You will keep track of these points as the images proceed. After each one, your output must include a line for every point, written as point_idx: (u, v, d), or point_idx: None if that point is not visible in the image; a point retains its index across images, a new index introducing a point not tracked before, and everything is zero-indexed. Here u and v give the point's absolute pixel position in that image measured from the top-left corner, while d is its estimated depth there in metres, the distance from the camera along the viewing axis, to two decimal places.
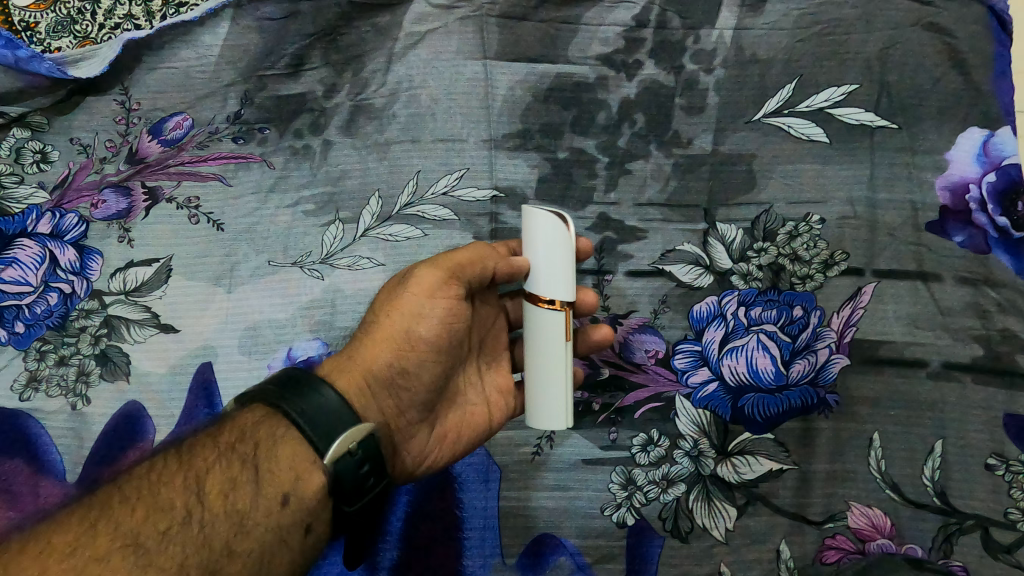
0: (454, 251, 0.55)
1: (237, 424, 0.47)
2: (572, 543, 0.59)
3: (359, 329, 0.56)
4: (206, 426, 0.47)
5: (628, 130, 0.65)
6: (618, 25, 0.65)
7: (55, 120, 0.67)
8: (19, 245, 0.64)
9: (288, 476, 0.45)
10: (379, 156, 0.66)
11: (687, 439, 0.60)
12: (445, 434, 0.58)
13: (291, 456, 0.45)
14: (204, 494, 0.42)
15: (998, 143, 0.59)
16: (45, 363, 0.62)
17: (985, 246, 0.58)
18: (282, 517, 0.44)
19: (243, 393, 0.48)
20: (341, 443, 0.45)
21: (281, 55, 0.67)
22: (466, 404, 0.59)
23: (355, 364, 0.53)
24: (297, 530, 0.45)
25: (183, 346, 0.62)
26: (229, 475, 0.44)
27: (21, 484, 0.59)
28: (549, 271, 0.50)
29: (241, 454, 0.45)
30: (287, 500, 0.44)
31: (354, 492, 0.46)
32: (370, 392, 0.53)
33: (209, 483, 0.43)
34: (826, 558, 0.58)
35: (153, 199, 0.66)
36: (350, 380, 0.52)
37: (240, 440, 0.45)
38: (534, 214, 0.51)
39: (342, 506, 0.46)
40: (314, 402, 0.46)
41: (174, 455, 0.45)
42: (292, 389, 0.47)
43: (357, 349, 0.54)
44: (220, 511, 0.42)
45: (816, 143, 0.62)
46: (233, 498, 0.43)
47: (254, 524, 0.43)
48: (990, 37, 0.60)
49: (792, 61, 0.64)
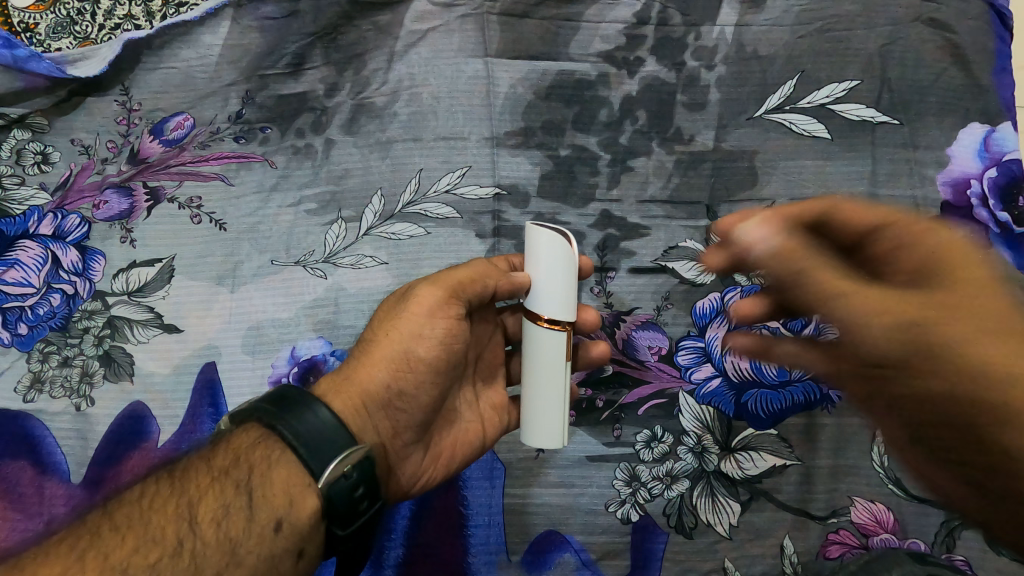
0: (453, 271, 0.54)
1: (231, 446, 0.44)
2: (577, 539, 0.59)
3: (356, 346, 0.54)
4: (201, 447, 0.45)
5: (629, 127, 0.65)
6: (619, 23, 0.66)
7: (55, 121, 0.67)
8: (21, 246, 0.63)
9: (282, 501, 0.42)
10: (381, 154, 0.66)
11: (691, 435, 0.60)
12: (438, 452, 0.57)
13: (286, 480, 0.43)
14: (196, 522, 0.40)
15: (999, 138, 0.60)
16: (48, 364, 0.61)
17: (986, 240, 0.58)
18: (275, 544, 0.42)
19: (236, 412, 0.46)
20: (336, 465, 0.43)
21: (282, 55, 0.67)
22: (460, 421, 0.59)
23: (352, 384, 0.51)
24: (290, 557, 0.42)
25: (187, 346, 0.62)
26: (223, 501, 0.41)
27: (25, 485, 0.57)
28: (549, 291, 0.50)
29: (235, 479, 0.42)
30: (281, 526, 0.42)
31: (347, 516, 0.44)
32: (367, 413, 0.50)
33: (202, 509, 0.41)
34: (829, 553, 0.57)
35: (155, 200, 0.66)
36: (347, 401, 0.50)
37: (234, 463, 0.43)
38: (537, 232, 0.50)
39: (334, 529, 0.44)
40: (310, 424, 0.44)
41: (167, 479, 0.42)
42: (288, 409, 0.44)
43: (355, 368, 0.52)
44: (212, 540, 0.40)
45: (818, 138, 0.63)
46: (225, 525, 0.41)
47: (246, 552, 0.41)
48: (990, 33, 0.61)
49: (792, 57, 0.64)
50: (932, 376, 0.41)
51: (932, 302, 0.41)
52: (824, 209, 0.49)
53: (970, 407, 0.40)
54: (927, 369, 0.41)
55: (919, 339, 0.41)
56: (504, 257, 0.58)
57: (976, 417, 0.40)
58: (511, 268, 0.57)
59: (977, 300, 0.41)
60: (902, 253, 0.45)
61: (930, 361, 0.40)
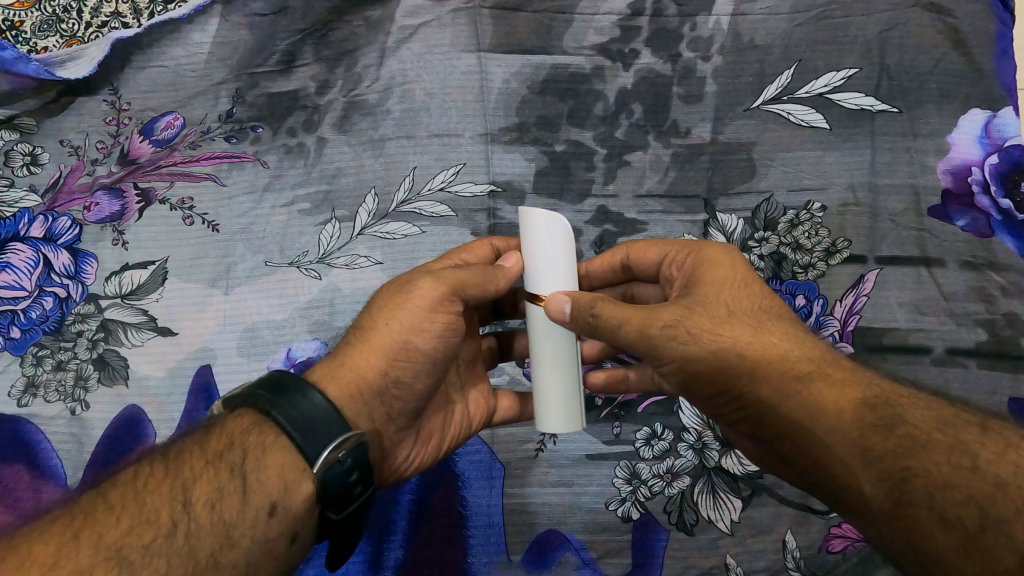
0: (459, 268, 0.52)
1: (225, 430, 0.42)
2: (577, 538, 0.59)
3: (349, 331, 0.51)
4: (194, 431, 0.43)
5: (625, 121, 0.64)
6: (614, 14, 0.65)
7: (43, 121, 0.66)
8: (12, 249, 0.62)
9: (276, 485, 0.41)
10: (374, 152, 0.65)
11: (691, 432, 0.60)
12: (428, 436, 0.56)
13: (281, 464, 0.41)
14: (190, 504, 0.38)
15: (1001, 124, 0.59)
16: (42, 368, 0.60)
17: (988, 229, 0.58)
18: (269, 528, 0.40)
19: (230, 396, 0.44)
20: (330, 451, 0.41)
21: (272, 52, 0.66)
22: (450, 405, 0.58)
23: (347, 371, 0.48)
24: (283, 541, 0.41)
25: (182, 348, 0.61)
26: (218, 484, 0.39)
27: (20, 490, 0.56)
28: (550, 271, 0.50)
29: (230, 462, 0.41)
30: (275, 510, 0.40)
31: (340, 501, 0.43)
32: (362, 399, 0.48)
33: (197, 491, 0.39)
34: (832, 547, 0.57)
35: (147, 201, 0.65)
36: (342, 387, 0.48)
37: (229, 447, 0.41)
38: (531, 215, 0.50)
39: (328, 513, 0.43)
40: (303, 409, 0.42)
41: (162, 462, 0.40)
42: (281, 395, 0.43)
43: (350, 353, 0.49)
44: (207, 522, 0.38)
45: (816, 129, 0.62)
46: (220, 508, 0.39)
47: (240, 535, 0.39)
48: (990, 16, 0.60)
49: (790, 46, 0.63)
50: (716, 370, 0.44)
51: (688, 305, 0.47)
52: (619, 258, 0.58)
53: (750, 386, 0.43)
54: (702, 365, 0.45)
55: (690, 338, 0.45)
56: (489, 241, 0.59)
57: (750, 393, 0.43)
58: (495, 252, 0.59)
59: (723, 296, 0.48)
60: (680, 272, 0.53)
61: (706, 351, 0.45)
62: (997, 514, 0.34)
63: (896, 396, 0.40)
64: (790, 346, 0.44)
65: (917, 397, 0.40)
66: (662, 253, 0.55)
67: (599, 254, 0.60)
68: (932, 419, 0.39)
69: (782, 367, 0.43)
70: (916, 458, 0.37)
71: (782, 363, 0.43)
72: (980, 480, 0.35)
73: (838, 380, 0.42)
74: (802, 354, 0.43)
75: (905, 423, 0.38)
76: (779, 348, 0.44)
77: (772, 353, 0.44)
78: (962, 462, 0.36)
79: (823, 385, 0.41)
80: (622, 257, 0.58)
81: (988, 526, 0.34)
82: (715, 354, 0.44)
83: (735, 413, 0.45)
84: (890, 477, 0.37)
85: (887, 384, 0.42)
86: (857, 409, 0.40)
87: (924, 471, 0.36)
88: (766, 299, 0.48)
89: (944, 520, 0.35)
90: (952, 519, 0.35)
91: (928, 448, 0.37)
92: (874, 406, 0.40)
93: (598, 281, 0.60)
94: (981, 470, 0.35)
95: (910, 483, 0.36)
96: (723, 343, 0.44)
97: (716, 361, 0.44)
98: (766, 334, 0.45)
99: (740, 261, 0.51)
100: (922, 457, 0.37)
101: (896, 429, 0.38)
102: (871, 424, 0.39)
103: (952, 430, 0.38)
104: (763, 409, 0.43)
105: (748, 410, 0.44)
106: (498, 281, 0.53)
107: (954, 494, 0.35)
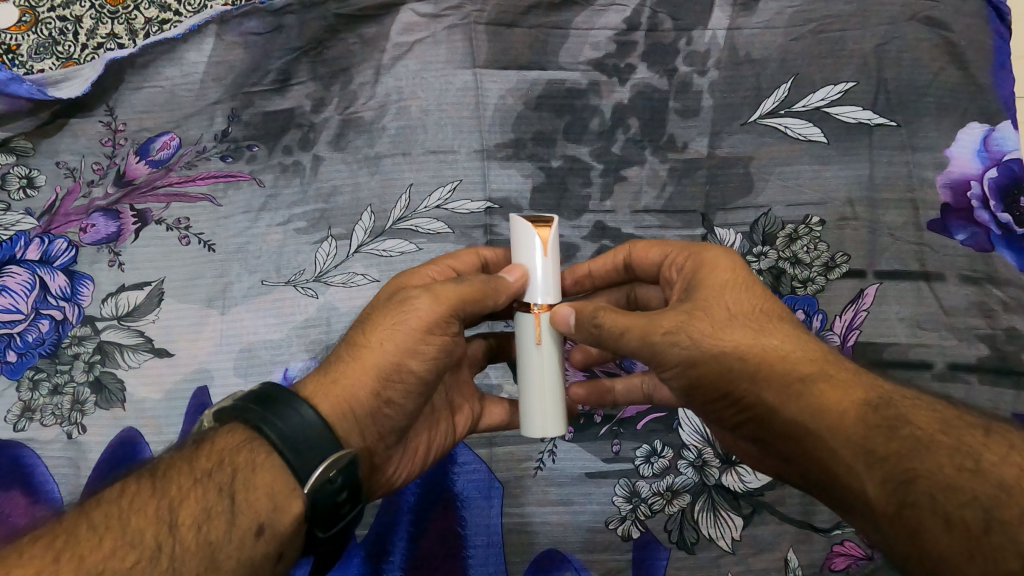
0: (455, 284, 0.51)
1: (215, 447, 0.42)
2: (577, 558, 0.58)
3: (345, 344, 0.51)
4: (182, 445, 0.43)
5: (622, 136, 0.64)
6: (609, 29, 0.65)
7: (39, 144, 0.66)
8: (7, 272, 0.62)
9: (265, 504, 0.40)
10: (370, 170, 0.65)
11: (691, 448, 0.59)
12: (416, 448, 0.56)
13: (271, 484, 0.40)
14: (176, 526, 0.37)
15: (999, 137, 0.59)
16: (38, 393, 0.60)
17: (987, 244, 0.57)
18: (255, 550, 0.39)
19: (223, 411, 0.44)
20: (321, 470, 0.41)
21: (267, 71, 0.66)
22: (439, 418, 0.57)
23: (340, 387, 0.47)
24: (268, 561, 0.40)
25: (178, 370, 0.61)
26: (205, 504, 0.39)
27: (16, 515, 0.56)
28: (546, 282, 0.50)
29: (219, 481, 0.40)
30: (263, 530, 0.40)
31: (329, 519, 0.42)
32: (353, 417, 0.47)
33: (183, 512, 0.38)
34: (834, 565, 0.56)
35: (143, 222, 0.65)
36: (335, 404, 0.47)
37: (219, 465, 0.40)
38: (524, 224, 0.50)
39: (315, 532, 0.42)
40: (296, 425, 0.42)
41: (150, 478, 0.40)
42: (273, 410, 0.42)
43: (343, 369, 0.49)
44: (192, 544, 0.37)
45: (814, 143, 0.61)
46: (206, 529, 0.38)
47: (225, 558, 0.38)
48: (986, 29, 0.60)
49: (786, 60, 0.63)
50: (717, 375, 0.44)
51: (688, 310, 0.46)
52: (621, 258, 0.57)
53: (752, 387, 0.43)
54: (704, 369, 0.45)
55: (693, 342, 0.45)
56: (479, 252, 0.58)
57: (753, 395, 0.43)
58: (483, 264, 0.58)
59: (724, 299, 0.47)
60: (680, 275, 0.53)
61: (709, 357, 0.44)
62: (1001, 516, 0.33)
63: (899, 398, 0.40)
64: (791, 347, 0.44)
65: (920, 399, 0.40)
66: (664, 254, 0.55)
67: (601, 254, 0.60)
68: (935, 420, 0.38)
69: (784, 368, 0.42)
70: (919, 459, 0.36)
71: (783, 363, 0.43)
72: (983, 480, 0.34)
73: (840, 381, 0.41)
74: (804, 355, 0.43)
75: (908, 423, 0.38)
76: (781, 350, 0.43)
77: (773, 354, 0.43)
78: (965, 463, 0.35)
79: (825, 385, 0.41)
80: (624, 256, 0.57)
81: (992, 528, 0.33)
82: (716, 358, 0.44)
83: (738, 416, 0.45)
84: (891, 477, 0.36)
85: (889, 385, 0.42)
86: (860, 410, 0.39)
87: (927, 472, 0.35)
88: (768, 302, 0.47)
89: (948, 521, 0.34)
90: (956, 520, 0.34)
91: (931, 449, 0.36)
92: (878, 407, 0.39)
93: (600, 281, 0.59)
94: (986, 471, 0.35)
95: (913, 485, 0.35)
96: (724, 347, 0.44)
97: (718, 364, 0.44)
98: (767, 336, 0.44)
99: (741, 265, 0.50)
100: (924, 458, 0.36)
101: (900, 430, 0.37)
102: (874, 424, 0.38)
103: (955, 431, 0.37)
104: (766, 410, 0.43)
105: (750, 414, 0.44)
106: (498, 296, 0.50)
107: (957, 495, 0.34)
